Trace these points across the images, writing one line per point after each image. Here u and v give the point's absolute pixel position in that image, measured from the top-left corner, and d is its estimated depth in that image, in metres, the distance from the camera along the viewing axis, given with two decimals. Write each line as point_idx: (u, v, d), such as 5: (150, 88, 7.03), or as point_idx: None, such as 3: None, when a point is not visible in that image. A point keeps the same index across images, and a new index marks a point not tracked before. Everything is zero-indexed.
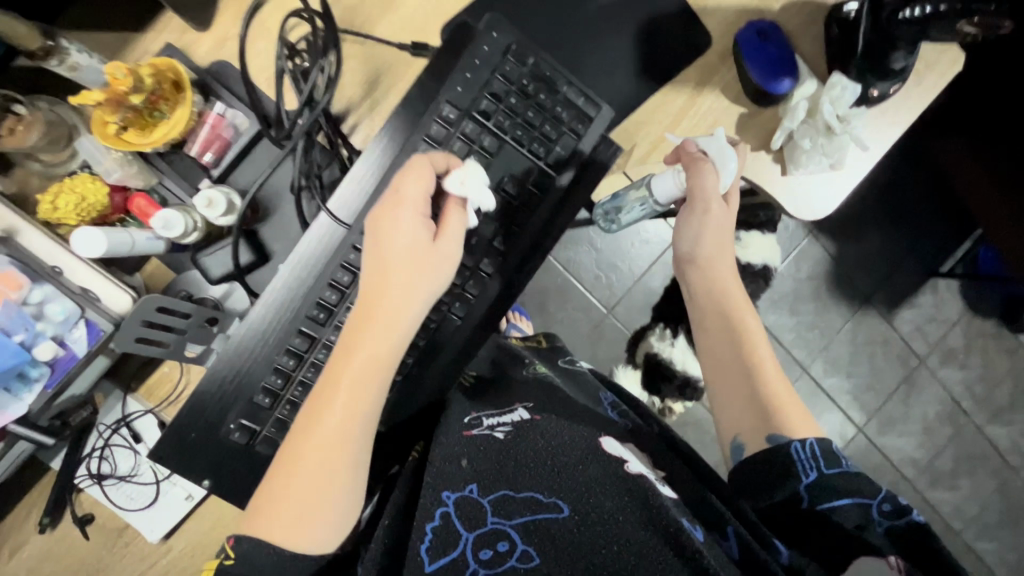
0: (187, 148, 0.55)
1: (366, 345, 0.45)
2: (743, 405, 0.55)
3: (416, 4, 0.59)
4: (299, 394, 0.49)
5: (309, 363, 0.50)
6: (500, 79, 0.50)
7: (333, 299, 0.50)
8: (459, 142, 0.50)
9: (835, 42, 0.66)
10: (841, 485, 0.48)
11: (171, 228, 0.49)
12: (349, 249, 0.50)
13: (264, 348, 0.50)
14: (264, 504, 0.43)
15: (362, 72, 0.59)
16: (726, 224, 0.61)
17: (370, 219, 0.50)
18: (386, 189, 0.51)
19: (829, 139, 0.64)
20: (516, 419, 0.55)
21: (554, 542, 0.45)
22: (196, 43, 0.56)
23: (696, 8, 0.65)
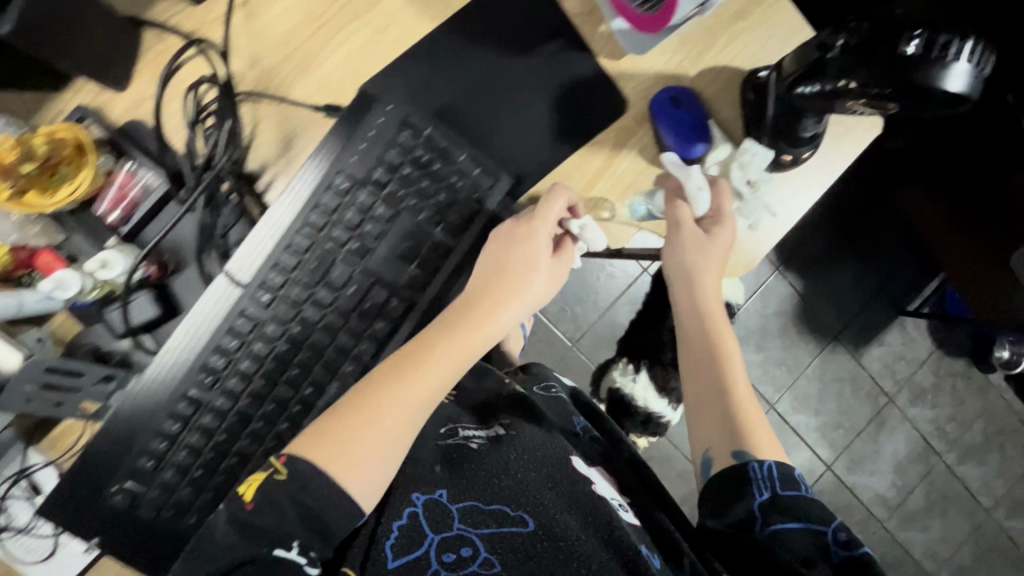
0: (96, 206, 0.56)
1: (449, 336, 0.52)
2: (717, 416, 0.60)
3: (332, 66, 0.61)
4: (184, 457, 0.50)
5: (196, 427, 0.50)
6: (393, 150, 0.51)
7: (220, 363, 0.50)
8: (351, 212, 0.51)
9: (750, 107, 0.67)
10: (797, 508, 0.52)
11: (65, 288, 0.50)
12: (238, 315, 0.50)
13: (149, 411, 0.50)
14: (319, 435, 0.48)
15: (278, 131, 0.60)
16: (712, 273, 0.65)
17: (260, 285, 0.50)
18: (278, 255, 0.50)
19: (742, 202, 0.66)
20: (491, 434, 0.60)
21: (517, 550, 0.49)
22: (112, 103, 0.58)
23: (614, 72, 0.66)
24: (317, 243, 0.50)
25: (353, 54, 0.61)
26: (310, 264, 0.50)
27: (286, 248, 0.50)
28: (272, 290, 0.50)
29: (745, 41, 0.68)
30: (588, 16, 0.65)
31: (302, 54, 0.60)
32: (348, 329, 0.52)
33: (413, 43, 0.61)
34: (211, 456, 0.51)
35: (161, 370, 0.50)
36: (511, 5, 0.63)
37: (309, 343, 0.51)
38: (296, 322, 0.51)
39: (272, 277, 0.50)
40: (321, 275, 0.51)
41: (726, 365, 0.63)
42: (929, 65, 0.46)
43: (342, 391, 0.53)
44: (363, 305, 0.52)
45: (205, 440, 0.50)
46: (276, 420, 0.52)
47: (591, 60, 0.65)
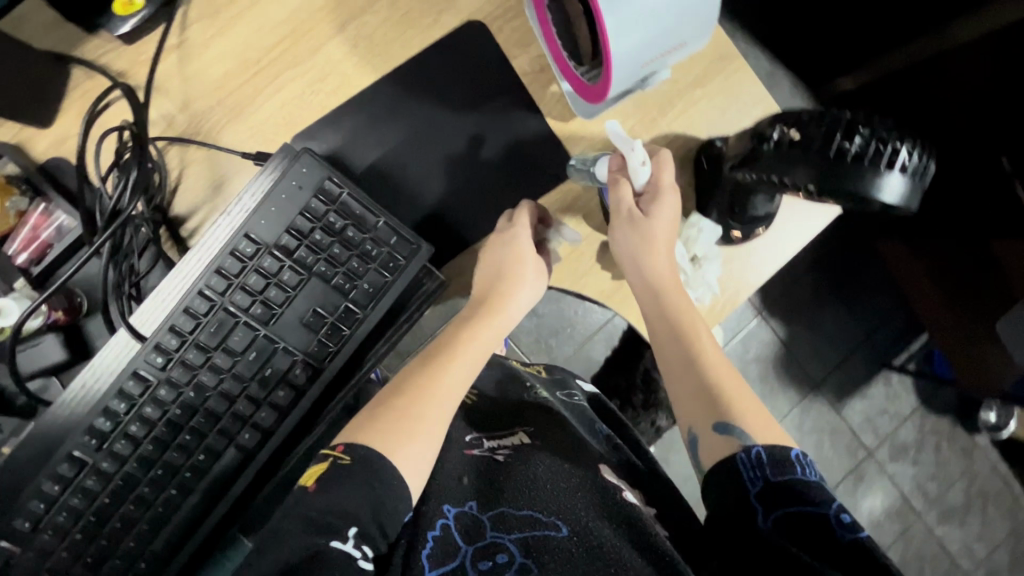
0: (7, 245, 0.54)
1: (470, 335, 0.59)
2: (698, 399, 0.55)
3: (267, 113, 0.59)
4: (63, 520, 0.48)
5: (78, 489, 0.48)
6: (304, 214, 0.49)
7: (107, 426, 0.48)
8: (255, 276, 0.49)
9: (703, 177, 0.64)
10: (789, 493, 0.47)
11: None
12: (128, 376, 0.48)
13: (31, 469, 0.48)
14: (391, 429, 0.52)
15: (208, 175, 0.59)
16: (666, 249, 0.59)
17: (155, 347, 0.48)
18: (175, 316, 0.48)
19: (685, 275, 0.65)
20: (516, 442, 0.62)
21: (550, 557, 0.49)
22: (34, 140, 0.56)
23: (563, 132, 0.64)
24: (217, 307, 0.48)
25: (289, 103, 0.59)
26: (209, 327, 0.48)
27: (184, 310, 0.48)
28: (168, 352, 0.48)
29: (702, 108, 0.66)
30: (538, 74, 0.63)
31: (236, 99, 0.59)
32: (247, 395, 0.50)
33: (352, 95, 0.60)
34: (92, 520, 0.49)
35: (47, 427, 0.48)
36: (457, 60, 0.62)
37: (205, 409, 0.49)
38: (190, 386, 0.49)
39: (167, 340, 0.48)
40: (220, 339, 0.49)
41: (693, 339, 0.57)
42: (863, 171, 0.44)
43: (236, 459, 0.50)
44: (263, 371, 0.50)
45: (87, 503, 0.48)
46: (164, 485, 0.50)
47: (538, 120, 0.63)
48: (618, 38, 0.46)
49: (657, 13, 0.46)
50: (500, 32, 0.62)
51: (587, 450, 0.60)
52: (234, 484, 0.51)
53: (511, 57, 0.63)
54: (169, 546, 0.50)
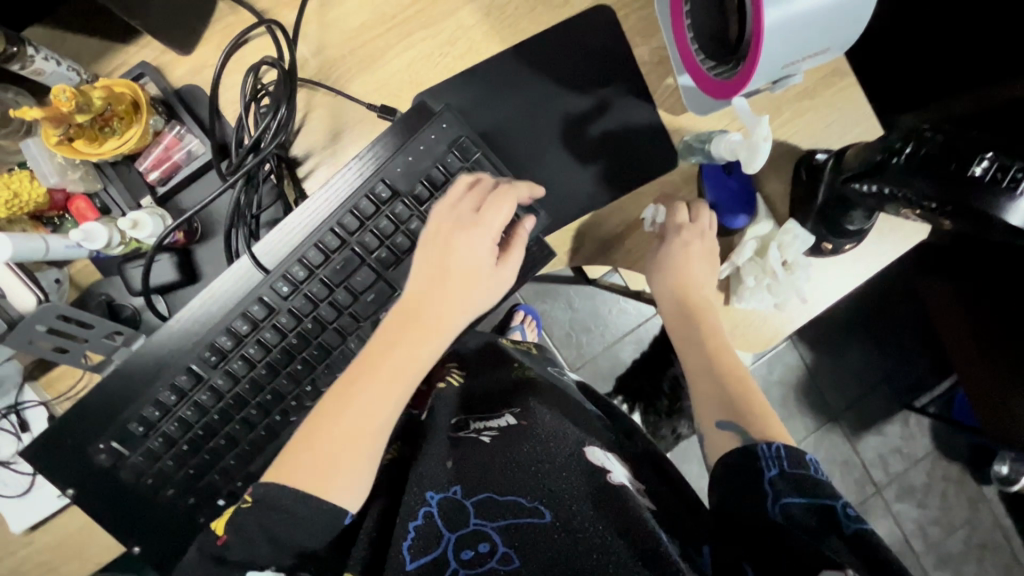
0: (138, 162, 0.56)
1: (405, 337, 0.49)
2: (719, 410, 0.58)
3: (396, 70, 0.61)
4: (173, 430, 0.50)
5: (191, 402, 0.50)
6: (441, 168, 0.51)
7: (228, 344, 0.50)
8: (386, 221, 0.51)
9: (801, 187, 0.66)
10: (805, 485, 0.48)
11: (92, 240, 0.50)
12: (254, 301, 0.50)
13: (150, 378, 0.51)
14: (303, 449, 0.47)
15: (330, 122, 0.61)
16: (694, 270, 0.64)
17: (282, 275, 0.50)
18: (305, 249, 0.50)
19: (775, 282, 0.65)
20: (502, 425, 0.60)
21: (533, 541, 0.49)
22: (173, 65, 0.58)
23: (670, 127, 0.65)
24: (346, 245, 0.50)
25: (416, 62, 0.61)
26: (338, 264, 0.50)
27: (314, 245, 0.50)
28: (293, 283, 0.50)
29: (804, 122, 0.68)
30: (656, 66, 0.65)
31: (367, 52, 0.60)
32: (360, 335, 0.51)
33: (477, 62, 0.62)
34: (200, 433, 0.51)
35: (170, 338, 0.51)
36: (581, 42, 0.63)
37: (319, 341, 0.51)
38: (309, 319, 0.51)
39: (295, 271, 0.50)
40: (343, 277, 0.50)
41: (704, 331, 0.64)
42: (995, 192, 0.45)
43: None
44: (379, 313, 0.52)
45: (197, 416, 0.50)
46: (270, 410, 0.51)
47: (650, 110, 0.64)
48: (768, 52, 0.49)
49: (808, 19, 0.48)
50: (626, 19, 0.64)
51: (569, 440, 0.57)
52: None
53: (633, 45, 0.64)
54: (265, 469, 0.52)
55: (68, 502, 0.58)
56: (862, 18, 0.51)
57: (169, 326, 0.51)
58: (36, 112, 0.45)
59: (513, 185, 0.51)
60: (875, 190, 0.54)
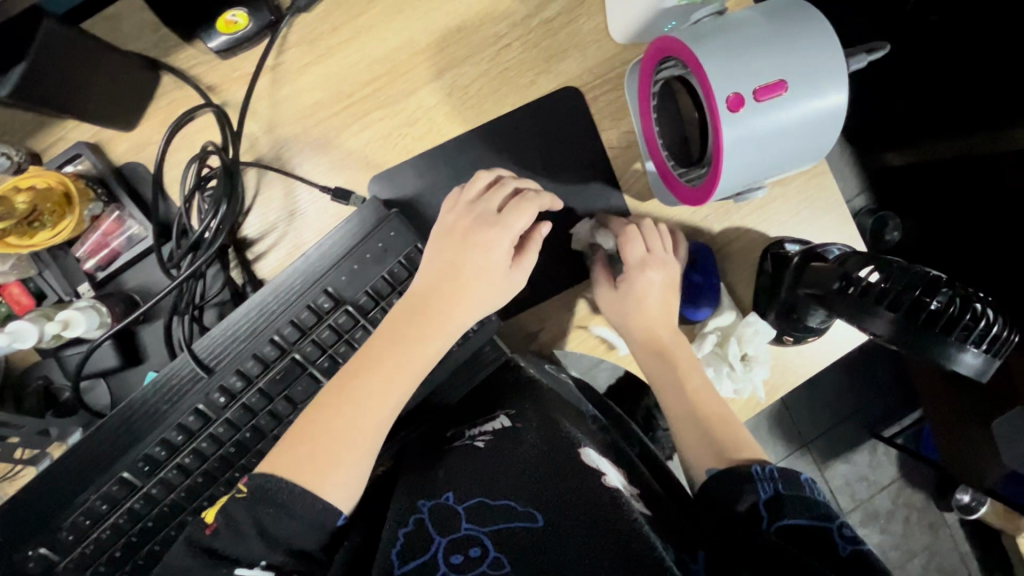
0: (76, 248, 0.54)
1: (418, 338, 0.49)
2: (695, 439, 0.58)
3: (351, 149, 0.58)
4: (106, 537, 0.49)
5: (124, 510, 0.49)
6: (384, 279, 0.51)
7: (162, 454, 0.49)
8: (328, 331, 0.50)
9: (767, 278, 0.65)
10: (802, 506, 0.49)
11: (20, 340, 0.48)
12: (190, 411, 0.49)
13: (81, 483, 0.49)
14: (303, 443, 0.46)
15: (283, 202, 0.59)
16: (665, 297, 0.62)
17: (219, 385, 0.49)
18: (241, 359, 0.49)
19: (734, 372, 0.64)
20: (498, 427, 0.55)
21: (529, 551, 0.44)
22: (115, 141, 0.55)
23: (637, 211, 0.64)
24: (286, 355, 0.50)
25: (375, 142, 0.59)
26: (276, 375, 0.49)
27: (253, 355, 0.49)
28: (230, 393, 0.49)
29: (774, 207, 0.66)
30: (625, 150, 0.62)
31: (323, 131, 0.58)
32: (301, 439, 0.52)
33: (439, 142, 0.60)
34: (133, 540, 0.49)
35: (102, 442, 0.49)
36: (547, 125, 0.61)
37: (255, 449, 0.50)
38: (246, 428, 0.50)
39: (231, 381, 0.49)
40: (282, 388, 0.50)
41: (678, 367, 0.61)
42: (946, 342, 0.46)
43: None
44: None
45: (131, 523, 0.49)
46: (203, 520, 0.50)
47: (616, 196, 0.63)
48: (728, 180, 0.48)
49: (773, 141, 0.47)
50: (594, 100, 0.61)
51: (568, 440, 0.53)
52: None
53: (602, 129, 0.62)
54: None
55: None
56: (835, 135, 0.49)
57: (103, 429, 0.50)
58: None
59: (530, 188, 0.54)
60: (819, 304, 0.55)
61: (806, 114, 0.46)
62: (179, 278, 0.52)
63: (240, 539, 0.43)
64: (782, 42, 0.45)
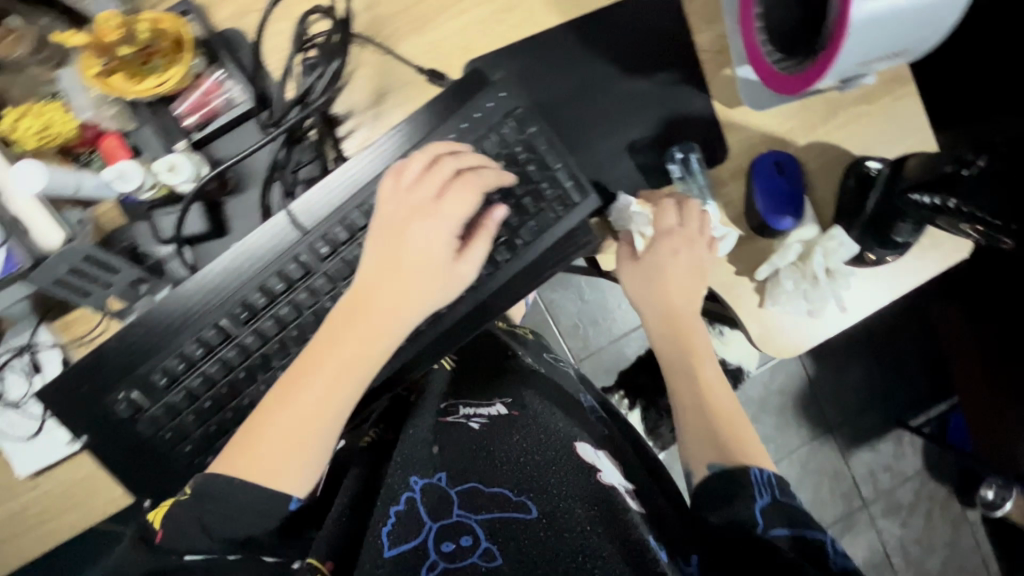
0: (174, 105, 0.53)
1: (352, 335, 0.48)
2: (701, 423, 0.59)
3: (447, 33, 0.58)
4: (195, 386, 0.49)
5: (216, 358, 0.49)
6: (494, 140, 0.51)
7: (260, 303, 0.49)
8: (436, 188, 0.51)
9: (848, 194, 0.64)
10: (792, 518, 0.47)
11: (126, 181, 0.48)
12: (291, 260, 0.49)
13: (173, 328, 0.49)
14: (247, 450, 0.46)
15: (375, 81, 0.58)
16: (683, 275, 0.63)
17: (320, 237, 0.50)
18: (347, 212, 0.50)
19: (814, 287, 0.64)
20: (494, 413, 0.62)
21: (515, 539, 0.48)
22: (218, 5, 0.55)
23: (723, 120, 0.64)
24: None
25: (471, 27, 0.59)
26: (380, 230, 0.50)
27: (358, 207, 0.50)
28: (333, 244, 0.50)
29: (860, 125, 0.65)
30: (716, 55, 0.62)
31: (421, 11, 0.58)
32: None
33: (533, 32, 0.59)
34: (223, 391, 0.49)
35: (195, 292, 0.49)
36: (641, 23, 0.61)
37: None
38: (346, 284, 0.50)
39: (337, 232, 0.50)
40: None
41: (692, 360, 0.64)
42: None
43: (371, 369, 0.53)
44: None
45: (222, 374, 0.49)
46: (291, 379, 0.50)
47: (704, 100, 0.62)
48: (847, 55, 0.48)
49: (899, 12, 0.46)
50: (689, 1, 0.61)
51: (560, 433, 0.59)
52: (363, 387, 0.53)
53: (695, 31, 0.62)
54: None
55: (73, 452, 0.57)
56: (958, 7, 0.48)
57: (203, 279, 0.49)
58: (82, 37, 0.46)
59: (467, 161, 0.50)
60: (931, 202, 0.58)
61: None
62: (283, 126, 0.52)
63: (184, 536, 0.44)
64: None
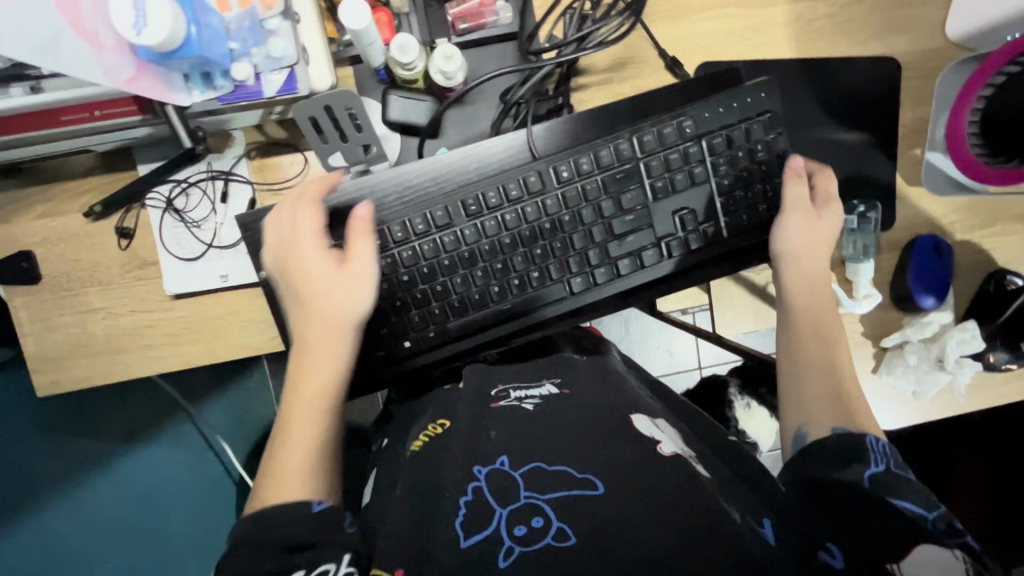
0: (448, 6, 0.56)
1: (313, 369, 0.53)
2: (826, 401, 0.56)
3: (695, 32, 0.63)
4: (405, 255, 0.56)
5: (433, 238, 0.56)
6: (742, 131, 0.58)
7: (491, 201, 0.56)
8: (677, 154, 0.58)
9: (985, 298, 0.69)
10: (909, 489, 0.46)
11: (406, 54, 0.52)
12: (531, 172, 0.56)
13: (403, 199, 0.56)
14: (278, 469, 0.50)
15: (619, 50, 0.62)
16: (822, 251, 0.60)
17: (561, 162, 0.57)
18: (598, 149, 0.57)
19: (932, 369, 0.68)
20: (545, 393, 0.60)
21: (593, 516, 0.44)
22: None
23: (898, 193, 0.68)
24: (634, 161, 0.58)
25: (716, 33, 0.63)
26: (616, 174, 0.57)
27: (611, 149, 0.57)
28: (573, 172, 0.57)
29: (1014, 240, 0.69)
30: (912, 134, 0.67)
31: (681, 5, 0.62)
32: (601, 248, 0.58)
33: (767, 57, 0.64)
34: (430, 265, 0.56)
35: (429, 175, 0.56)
36: (860, 84, 0.66)
37: (564, 235, 0.58)
38: (569, 211, 0.57)
39: (582, 162, 0.57)
40: (618, 190, 0.58)
41: (831, 336, 0.60)
42: None
43: (562, 293, 0.59)
44: (628, 235, 0.58)
45: (431, 253, 0.56)
46: (494, 277, 0.58)
47: (889, 169, 0.67)
48: None
49: None
50: (907, 80, 0.66)
51: (614, 406, 0.56)
52: (545, 307, 0.59)
53: (902, 107, 0.67)
54: (489, 317, 0.58)
55: (224, 287, 0.58)
56: None
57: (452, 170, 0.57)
58: None
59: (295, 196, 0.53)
60: None
61: None
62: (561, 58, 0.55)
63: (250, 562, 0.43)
64: None
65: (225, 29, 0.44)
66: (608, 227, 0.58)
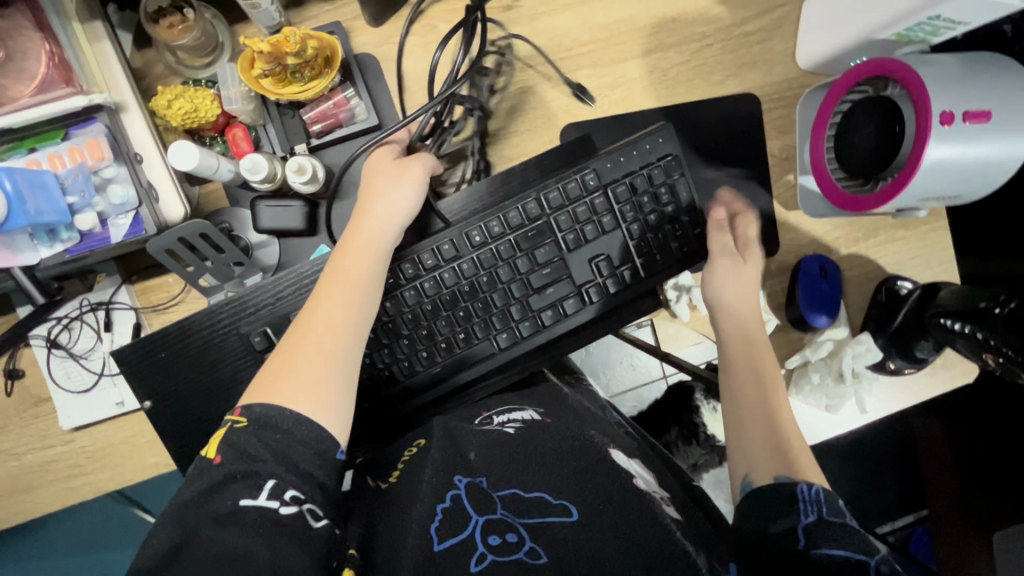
0: (303, 111, 0.58)
1: (346, 266, 0.53)
2: (757, 443, 0.55)
3: (555, 97, 0.65)
4: None
5: None
6: (644, 177, 0.59)
7: (409, 273, 0.58)
8: (584, 207, 0.59)
9: (879, 306, 0.70)
10: (839, 533, 0.45)
11: (256, 171, 0.53)
12: (445, 241, 0.58)
13: None
14: (278, 377, 0.49)
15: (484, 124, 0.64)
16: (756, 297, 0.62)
17: (475, 225, 0.58)
18: (506, 210, 0.58)
19: (837, 384, 0.69)
20: (525, 418, 0.58)
21: (562, 540, 0.46)
22: (360, 32, 0.60)
23: (780, 219, 0.70)
24: (544, 216, 0.59)
25: (575, 95, 0.65)
26: (529, 232, 0.58)
27: (518, 210, 0.58)
28: (485, 235, 0.58)
29: (900, 247, 0.71)
30: (783, 161, 0.69)
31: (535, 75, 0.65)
32: (521, 303, 0.59)
33: (629, 110, 0.66)
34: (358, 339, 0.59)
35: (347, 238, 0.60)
36: (723, 122, 0.67)
37: (483, 295, 0.59)
38: (486, 272, 0.58)
39: (491, 226, 0.58)
40: (529, 245, 0.59)
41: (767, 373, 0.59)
42: None
43: (490, 351, 0.59)
44: (546, 287, 0.59)
45: None
46: (421, 344, 0.59)
47: (766, 199, 0.69)
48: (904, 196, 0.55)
49: (958, 169, 0.54)
50: (770, 112, 0.68)
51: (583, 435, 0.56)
52: (474, 367, 0.60)
53: (769, 137, 0.68)
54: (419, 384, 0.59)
55: (118, 414, 0.58)
56: (975, 186, 0.57)
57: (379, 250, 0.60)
58: (266, 45, 0.50)
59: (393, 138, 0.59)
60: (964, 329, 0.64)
61: (984, 149, 0.54)
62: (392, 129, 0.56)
63: None
64: (983, 87, 0.53)
65: (60, 184, 0.48)
66: (525, 284, 0.59)
